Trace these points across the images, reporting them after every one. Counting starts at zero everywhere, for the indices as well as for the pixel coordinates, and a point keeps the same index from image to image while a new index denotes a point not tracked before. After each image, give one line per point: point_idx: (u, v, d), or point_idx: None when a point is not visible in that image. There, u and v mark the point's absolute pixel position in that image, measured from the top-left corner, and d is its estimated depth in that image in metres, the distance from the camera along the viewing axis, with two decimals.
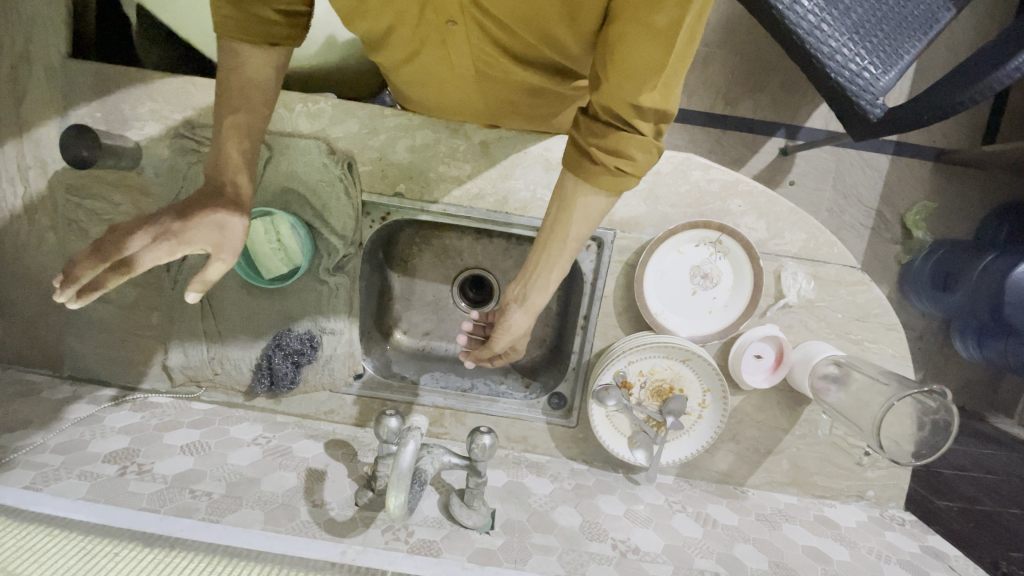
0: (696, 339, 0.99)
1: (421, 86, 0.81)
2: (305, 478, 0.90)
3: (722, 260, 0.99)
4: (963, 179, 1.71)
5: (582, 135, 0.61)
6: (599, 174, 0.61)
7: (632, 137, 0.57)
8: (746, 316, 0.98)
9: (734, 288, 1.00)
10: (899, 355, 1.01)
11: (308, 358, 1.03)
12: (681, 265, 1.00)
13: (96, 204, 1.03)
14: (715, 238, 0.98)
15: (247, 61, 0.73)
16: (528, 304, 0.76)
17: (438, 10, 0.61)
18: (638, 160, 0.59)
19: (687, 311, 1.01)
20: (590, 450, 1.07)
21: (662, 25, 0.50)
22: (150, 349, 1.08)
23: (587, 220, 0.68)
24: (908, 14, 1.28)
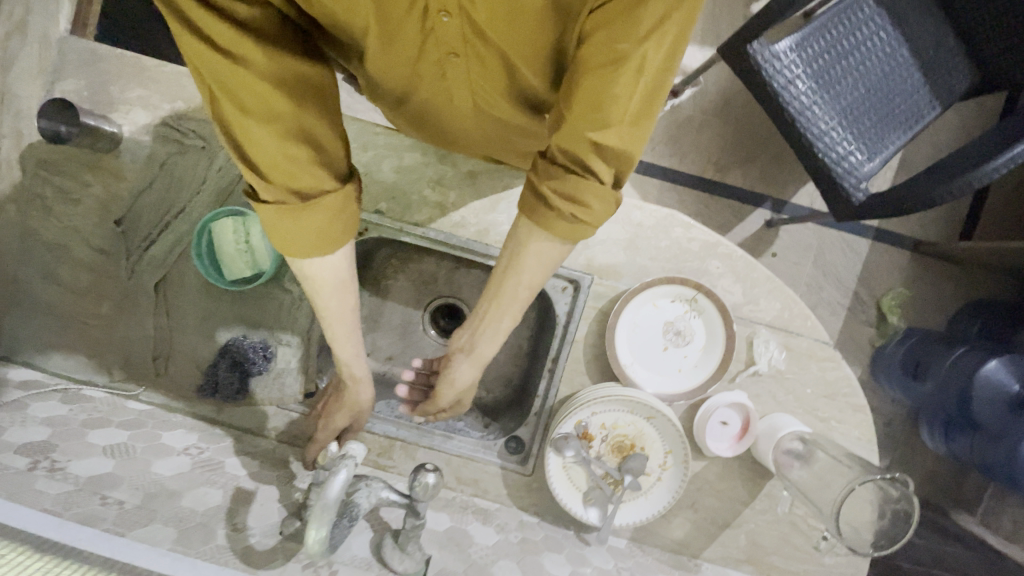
0: (662, 396, 0.97)
1: (429, 120, 0.80)
2: (231, 498, 0.84)
3: (695, 319, 0.98)
4: (938, 271, 1.75)
5: (541, 179, 0.59)
6: (554, 221, 0.59)
7: (586, 184, 0.56)
8: (715, 379, 0.96)
9: (705, 349, 0.98)
10: (864, 438, 0.99)
11: (257, 368, 0.98)
12: (655, 318, 0.99)
13: (64, 181, 0.99)
14: (691, 295, 0.97)
15: (321, 212, 0.57)
16: (474, 353, 0.76)
17: (440, 43, 0.57)
18: (595, 208, 0.58)
19: (657, 366, 0.99)
20: (542, 502, 1.01)
21: (630, 59, 0.48)
22: (93, 338, 1.01)
23: (540, 267, 0.66)
24: (895, 107, 1.33)
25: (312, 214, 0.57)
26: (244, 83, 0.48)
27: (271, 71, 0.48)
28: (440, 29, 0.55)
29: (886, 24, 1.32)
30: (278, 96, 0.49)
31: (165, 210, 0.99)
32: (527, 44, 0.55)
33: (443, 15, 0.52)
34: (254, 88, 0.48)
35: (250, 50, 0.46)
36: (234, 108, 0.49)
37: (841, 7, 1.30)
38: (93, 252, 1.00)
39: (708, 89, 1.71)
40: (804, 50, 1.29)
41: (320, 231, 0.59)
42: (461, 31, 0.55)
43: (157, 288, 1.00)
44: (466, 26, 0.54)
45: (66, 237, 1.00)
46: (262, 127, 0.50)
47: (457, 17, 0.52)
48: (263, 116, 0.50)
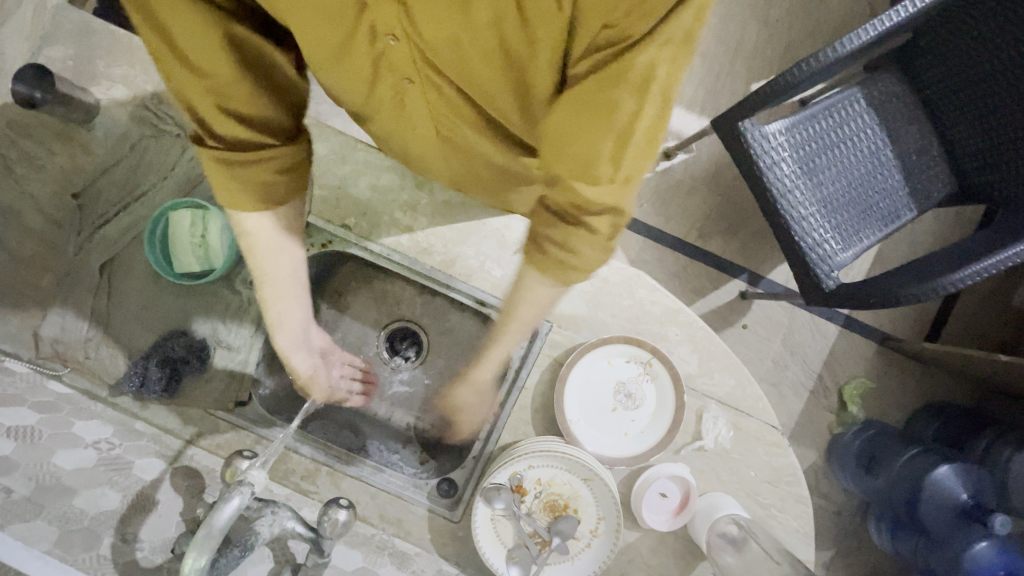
0: (604, 459, 0.93)
1: (393, 143, 0.80)
2: (128, 504, 0.78)
3: (648, 383, 0.96)
4: (901, 367, 1.77)
5: (537, 227, 0.62)
6: (552, 267, 0.63)
7: (576, 236, 0.58)
8: (660, 449, 0.93)
9: (654, 416, 0.96)
10: (802, 532, 0.97)
11: (190, 369, 0.94)
12: (608, 376, 0.96)
13: (30, 146, 0.96)
14: (646, 358, 0.96)
15: (262, 170, 0.63)
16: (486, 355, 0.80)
17: (393, 69, 0.57)
18: (588, 253, 0.60)
19: (604, 427, 0.96)
20: (465, 553, 0.95)
21: (611, 122, 0.47)
22: (24, 309, 0.94)
23: (535, 303, 0.69)
24: (874, 204, 1.37)
25: (254, 172, 0.63)
26: (188, 40, 0.51)
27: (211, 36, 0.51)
28: (390, 54, 0.55)
29: (874, 124, 1.38)
30: (221, 62, 0.53)
31: (126, 192, 0.97)
32: (480, 73, 0.56)
33: (389, 39, 0.52)
34: (196, 47, 0.51)
35: (196, 15, 0.49)
36: (179, 59, 0.53)
37: (831, 102, 1.37)
38: (44, 221, 0.96)
39: (700, 157, 1.75)
40: (792, 135, 1.34)
41: (259, 188, 0.64)
42: (410, 58, 0.55)
43: (102, 268, 0.97)
44: (416, 54, 0.54)
45: (18, 203, 0.94)
46: (217, 86, 0.55)
47: (404, 43, 0.53)
48: (207, 76, 0.54)
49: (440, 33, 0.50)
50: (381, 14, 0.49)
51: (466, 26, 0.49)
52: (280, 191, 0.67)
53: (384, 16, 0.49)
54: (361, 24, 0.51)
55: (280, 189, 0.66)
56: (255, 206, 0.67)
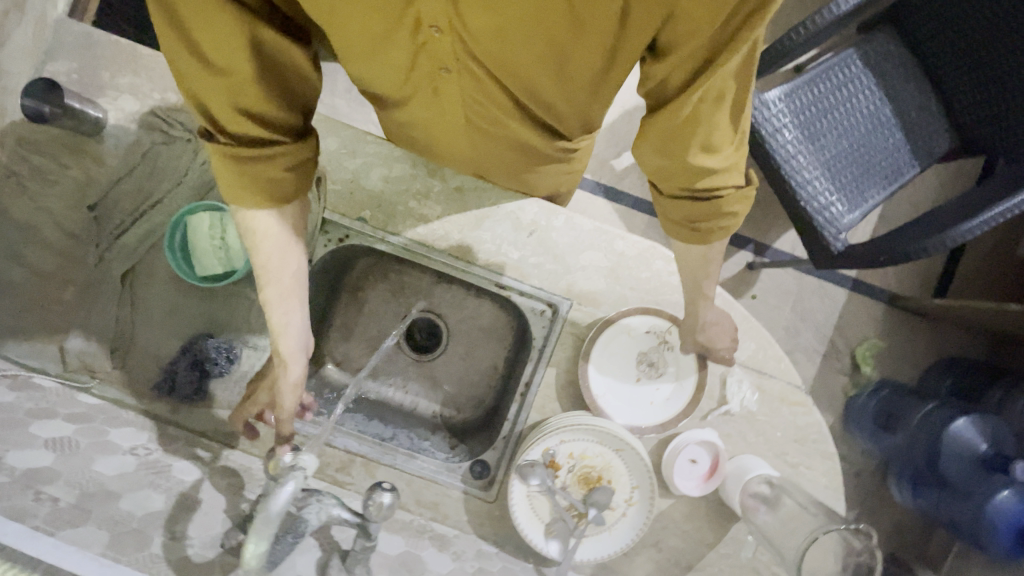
0: (634, 429, 0.95)
1: (417, 130, 0.81)
2: (174, 504, 0.79)
3: (669, 352, 0.98)
4: (911, 325, 1.79)
5: (675, 213, 0.70)
6: (714, 234, 0.70)
7: (730, 198, 0.66)
8: (687, 414, 0.95)
9: (678, 382, 0.98)
10: (831, 488, 0.98)
11: (219, 370, 0.95)
12: (629, 347, 0.97)
13: (42, 162, 0.97)
14: (665, 327, 0.97)
15: (275, 167, 0.63)
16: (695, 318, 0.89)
17: (432, 57, 0.59)
18: (738, 211, 0.68)
19: (630, 399, 0.97)
20: (503, 531, 0.97)
21: (729, 93, 0.55)
22: (49, 325, 0.95)
23: (704, 265, 0.77)
24: (879, 163, 1.38)
25: (267, 169, 0.63)
26: (211, 35, 0.52)
27: (235, 31, 0.52)
28: (430, 44, 0.57)
29: (874, 84, 1.38)
30: (242, 56, 0.54)
31: (142, 200, 0.97)
32: (513, 60, 0.58)
33: (434, 30, 0.54)
34: (217, 40, 0.52)
35: (220, 12, 0.51)
36: (197, 55, 0.54)
37: (829, 64, 1.36)
38: (62, 236, 0.97)
39: None
40: (792, 101, 1.35)
41: (271, 184, 0.64)
42: (451, 47, 0.57)
43: (124, 278, 0.97)
44: (456, 42, 0.56)
45: (35, 218, 0.96)
46: (236, 82, 0.56)
47: (447, 32, 0.55)
48: (229, 74, 0.55)
49: (484, 20, 0.52)
50: (429, 7, 0.51)
51: (507, 11, 0.51)
52: (289, 189, 0.66)
53: (429, 7, 0.51)
54: (406, 16, 0.53)
55: (288, 187, 0.66)
56: (263, 205, 0.66)
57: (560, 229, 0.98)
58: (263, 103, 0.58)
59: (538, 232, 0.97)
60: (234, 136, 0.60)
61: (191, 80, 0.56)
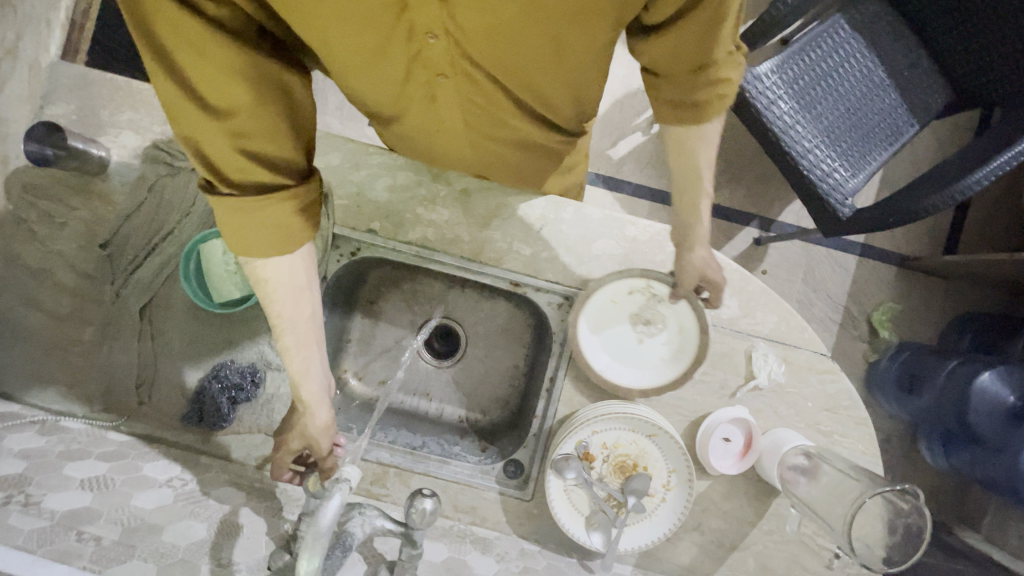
0: (647, 392, 0.92)
1: (417, 139, 0.81)
2: (216, 531, 0.79)
3: (662, 304, 0.96)
4: (925, 285, 1.78)
5: (669, 91, 0.67)
6: (710, 110, 0.68)
7: (725, 63, 0.64)
8: (693, 364, 0.92)
9: (681, 334, 0.96)
10: (868, 453, 0.98)
11: (246, 395, 0.95)
12: (619, 313, 0.97)
13: (50, 206, 0.97)
14: (644, 283, 0.95)
15: (280, 209, 0.56)
16: (693, 237, 0.82)
17: (427, 65, 0.58)
18: (732, 76, 0.66)
19: (638, 360, 0.97)
20: (543, 528, 0.97)
21: None
22: (74, 366, 0.96)
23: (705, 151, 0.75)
24: (876, 126, 1.37)
25: (271, 212, 0.56)
26: (202, 69, 0.48)
27: (232, 59, 0.48)
28: (426, 51, 0.56)
29: (863, 47, 1.37)
30: (237, 87, 0.50)
31: (153, 233, 0.98)
32: (512, 58, 0.58)
33: (429, 36, 0.54)
34: (207, 72, 0.48)
35: (212, 42, 0.47)
36: (192, 92, 0.50)
37: (817, 32, 1.36)
38: (78, 277, 0.97)
39: None
40: (784, 73, 1.34)
41: (281, 229, 0.58)
42: (447, 52, 0.56)
43: (142, 313, 0.98)
44: (453, 47, 0.56)
45: (49, 262, 0.96)
46: (231, 117, 0.51)
47: (443, 38, 0.54)
48: (228, 110, 0.51)
49: (481, 21, 0.52)
50: (424, 14, 0.51)
51: (505, 9, 0.51)
52: (295, 233, 0.59)
53: (423, 14, 0.51)
54: (400, 25, 0.52)
55: (298, 232, 0.60)
56: (273, 251, 0.59)
57: (569, 220, 0.97)
58: (265, 138, 0.53)
59: (548, 226, 0.97)
60: (236, 180, 0.55)
61: (187, 122, 0.51)
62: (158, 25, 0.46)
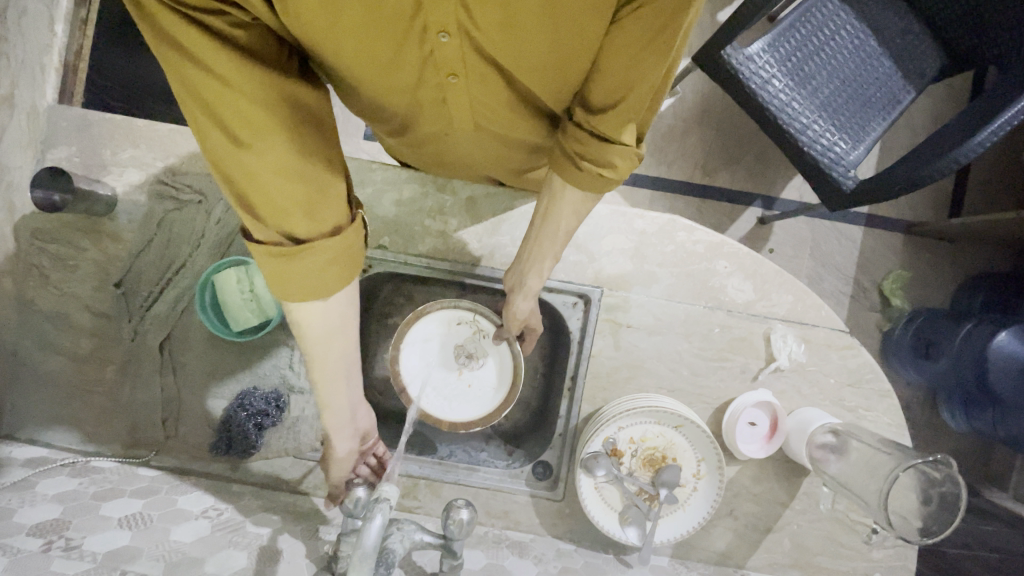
0: (457, 424, 0.93)
1: (428, 144, 0.81)
2: (257, 558, 0.78)
3: (485, 339, 0.98)
4: (933, 250, 1.77)
5: (566, 140, 0.65)
6: (584, 179, 0.66)
7: (616, 147, 0.62)
8: (507, 403, 0.94)
9: (500, 369, 0.98)
10: (894, 425, 0.98)
11: (271, 420, 0.96)
12: (441, 345, 0.99)
13: (61, 249, 0.97)
14: (472, 316, 0.98)
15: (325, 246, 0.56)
16: (524, 290, 0.83)
17: (440, 66, 0.58)
18: (619, 166, 0.64)
19: (462, 395, 0.98)
20: (577, 527, 0.98)
21: (666, 31, 0.50)
22: (99, 407, 0.97)
23: (573, 215, 0.72)
24: (872, 95, 1.37)
25: (314, 252, 0.56)
26: (231, 103, 0.47)
27: (262, 93, 0.48)
28: (439, 51, 0.56)
29: (852, 17, 1.36)
30: (269, 120, 0.49)
31: (165, 267, 0.98)
32: (520, 54, 0.57)
33: (442, 35, 0.53)
34: (238, 107, 0.48)
35: (242, 72, 0.47)
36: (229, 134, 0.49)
37: (806, 6, 1.35)
38: (95, 318, 0.97)
39: (687, 97, 1.74)
40: (776, 51, 1.33)
41: (322, 272, 0.57)
42: (459, 51, 0.56)
43: (161, 348, 0.98)
44: (465, 45, 0.55)
45: (66, 305, 0.97)
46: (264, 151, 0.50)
47: (456, 35, 0.54)
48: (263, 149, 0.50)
49: (496, 16, 0.51)
50: (438, 11, 0.50)
51: (521, 8, 0.50)
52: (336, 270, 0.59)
53: (438, 12, 0.50)
54: (414, 27, 0.52)
55: (339, 271, 0.59)
56: (320, 294, 0.60)
57: None
58: (304, 175, 0.53)
59: None
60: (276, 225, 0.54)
61: (223, 161, 0.50)
62: (188, 64, 0.46)
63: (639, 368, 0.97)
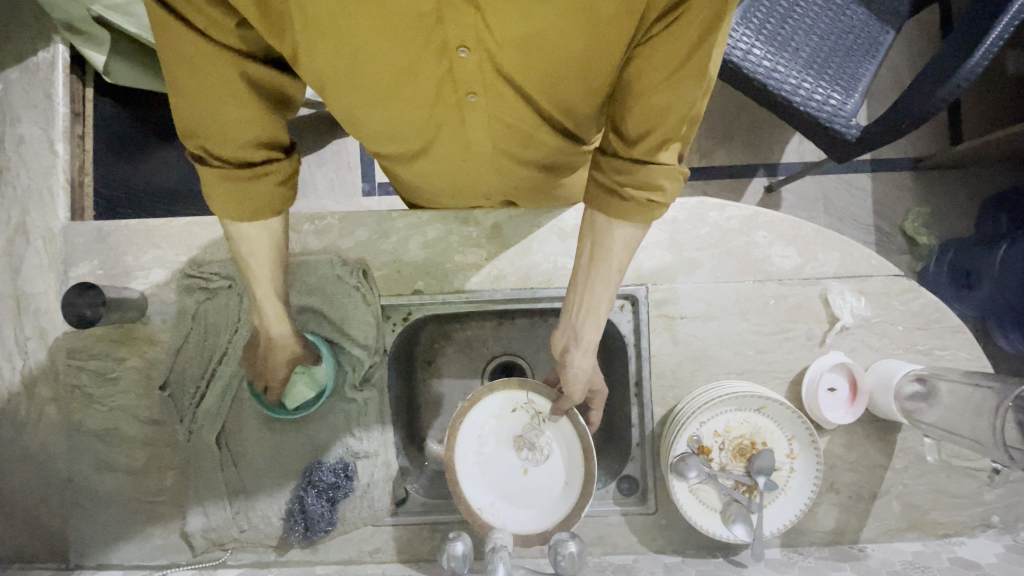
0: (535, 534, 0.85)
1: (439, 173, 0.81)
2: None
3: (544, 422, 0.90)
4: (945, 181, 1.75)
5: (605, 173, 0.64)
6: (632, 209, 0.64)
7: (658, 168, 0.61)
8: (585, 501, 0.83)
9: (569, 458, 0.89)
10: (974, 358, 0.94)
11: (343, 491, 0.92)
12: (496, 439, 0.91)
13: (99, 364, 0.96)
14: (526, 399, 0.91)
15: (258, 186, 0.64)
16: (582, 342, 0.76)
17: (459, 83, 0.58)
18: (667, 188, 0.63)
19: (534, 496, 0.89)
20: (677, 536, 0.93)
21: (701, 48, 0.52)
22: (165, 516, 0.94)
23: (625, 247, 0.69)
24: (853, 43, 1.38)
25: (253, 187, 0.64)
26: (204, 73, 0.54)
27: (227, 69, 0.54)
28: (457, 67, 0.56)
29: None
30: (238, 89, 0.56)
31: (206, 361, 0.95)
32: (542, 67, 0.57)
33: (461, 51, 0.53)
34: (207, 72, 0.54)
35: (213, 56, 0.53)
36: (207, 97, 0.56)
37: None
38: (145, 426, 0.95)
39: None
40: (750, 21, 1.34)
41: (252, 204, 0.66)
42: (479, 67, 0.56)
43: (219, 442, 0.95)
44: (485, 61, 0.55)
45: (113, 419, 0.95)
46: (223, 108, 0.57)
47: (475, 51, 0.53)
48: (216, 101, 0.56)
49: (515, 30, 0.51)
50: (458, 25, 0.50)
51: (545, 19, 0.50)
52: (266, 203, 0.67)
53: (457, 26, 0.50)
54: (432, 42, 0.52)
55: (262, 209, 0.67)
56: (247, 217, 0.67)
57: None
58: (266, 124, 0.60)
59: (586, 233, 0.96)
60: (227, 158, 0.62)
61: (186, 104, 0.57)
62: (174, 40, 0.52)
63: (703, 357, 0.94)
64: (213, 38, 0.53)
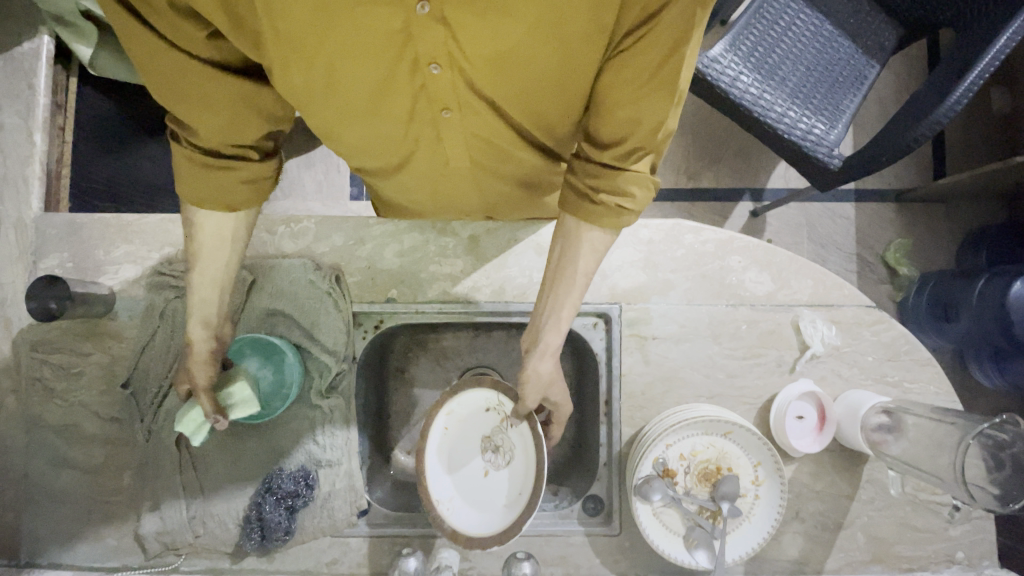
0: (475, 539, 0.81)
1: (418, 187, 0.81)
2: None
3: (511, 428, 0.87)
4: (927, 213, 1.77)
5: (577, 177, 0.64)
6: (604, 215, 0.64)
7: (629, 176, 0.61)
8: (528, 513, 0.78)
9: (527, 467, 0.85)
10: (944, 392, 0.94)
11: (303, 500, 0.90)
12: (466, 436, 0.90)
13: (62, 358, 0.94)
14: (499, 400, 0.89)
15: (226, 181, 0.65)
16: (543, 347, 0.76)
17: (432, 99, 0.58)
18: (637, 196, 0.63)
19: (487, 500, 0.87)
20: (641, 559, 0.92)
21: (671, 61, 0.51)
22: (120, 517, 0.92)
23: (595, 252, 0.69)
24: (838, 75, 1.40)
25: (221, 180, 0.65)
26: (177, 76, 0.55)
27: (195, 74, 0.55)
28: (431, 83, 0.56)
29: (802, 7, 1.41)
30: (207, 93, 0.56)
31: (171, 360, 0.93)
32: (515, 82, 0.57)
33: (432, 67, 0.53)
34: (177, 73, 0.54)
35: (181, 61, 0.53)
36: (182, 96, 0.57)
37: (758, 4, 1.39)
38: (105, 423, 0.93)
39: None
40: (738, 49, 1.36)
41: (221, 198, 0.67)
42: (451, 83, 0.56)
43: (180, 444, 0.93)
44: (457, 79, 0.55)
45: (73, 416, 0.93)
46: (195, 108, 0.58)
47: (447, 68, 0.54)
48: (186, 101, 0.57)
49: (484, 44, 0.51)
50: (427, 42, 0.50)
51: (514, 34, 0.50)
52: (238, 199, 0.68)
53: (428, 43, 0.50)
54: (404, 57, 0.52)
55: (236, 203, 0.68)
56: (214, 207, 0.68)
57: None
58: (246, 126, 0.61)
59: None
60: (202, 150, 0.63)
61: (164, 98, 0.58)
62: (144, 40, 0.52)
63: (673, 379, 0.94)
64: (181, 44, 0.53)
